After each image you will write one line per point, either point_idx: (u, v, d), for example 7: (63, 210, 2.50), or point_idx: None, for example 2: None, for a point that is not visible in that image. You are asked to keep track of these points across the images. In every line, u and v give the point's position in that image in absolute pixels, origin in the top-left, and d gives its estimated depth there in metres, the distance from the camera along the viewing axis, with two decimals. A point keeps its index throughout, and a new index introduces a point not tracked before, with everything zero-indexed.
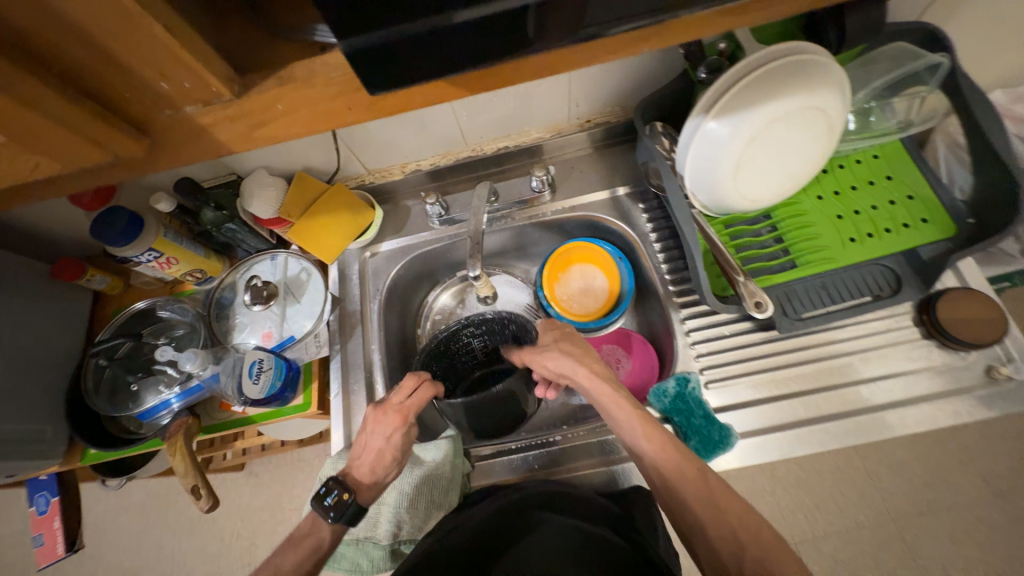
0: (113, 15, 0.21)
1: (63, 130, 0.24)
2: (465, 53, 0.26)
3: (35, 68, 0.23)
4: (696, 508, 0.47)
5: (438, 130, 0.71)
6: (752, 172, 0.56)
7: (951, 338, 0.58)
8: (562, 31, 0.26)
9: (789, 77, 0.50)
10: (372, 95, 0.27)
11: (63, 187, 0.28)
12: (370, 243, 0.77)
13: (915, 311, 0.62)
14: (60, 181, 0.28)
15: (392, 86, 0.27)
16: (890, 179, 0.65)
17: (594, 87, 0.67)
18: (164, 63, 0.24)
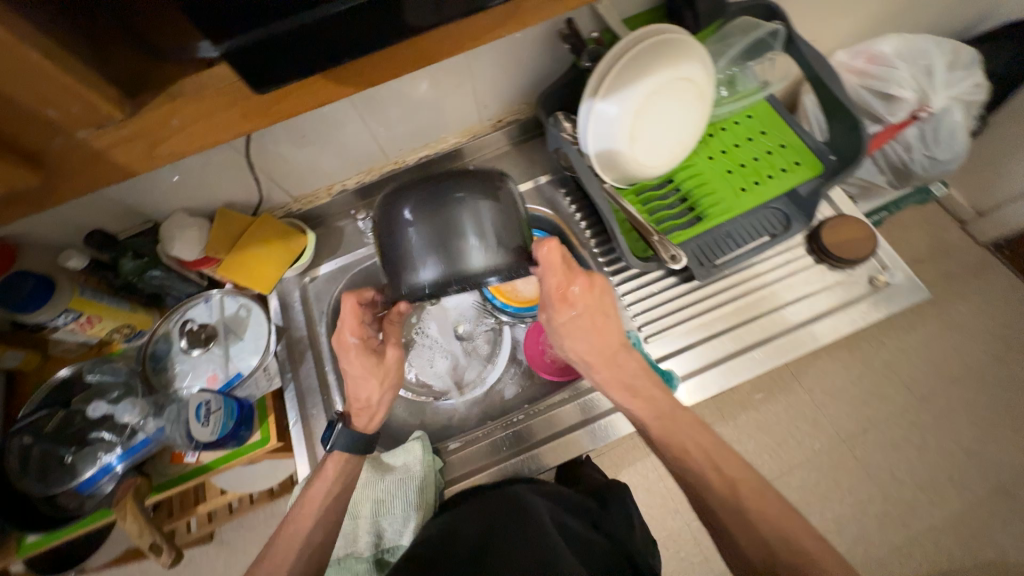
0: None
1: None
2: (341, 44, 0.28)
3: None
4: (670, 433, 0.56)
5: (357, 148, 0.73)
6: (646, 142, 0.63)
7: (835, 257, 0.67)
8: (426, 17, 0.29)
9: (656, 55, 0.57)
10: (261, 94, 0.29)
11: None
12: (308, 269, 0.77)
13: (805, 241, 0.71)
14: None
15: (279, 84, 0.29)
16: (765, 133, 0.75)
17: (497, 88, 0.72)
18: (46, 92, 0.25)
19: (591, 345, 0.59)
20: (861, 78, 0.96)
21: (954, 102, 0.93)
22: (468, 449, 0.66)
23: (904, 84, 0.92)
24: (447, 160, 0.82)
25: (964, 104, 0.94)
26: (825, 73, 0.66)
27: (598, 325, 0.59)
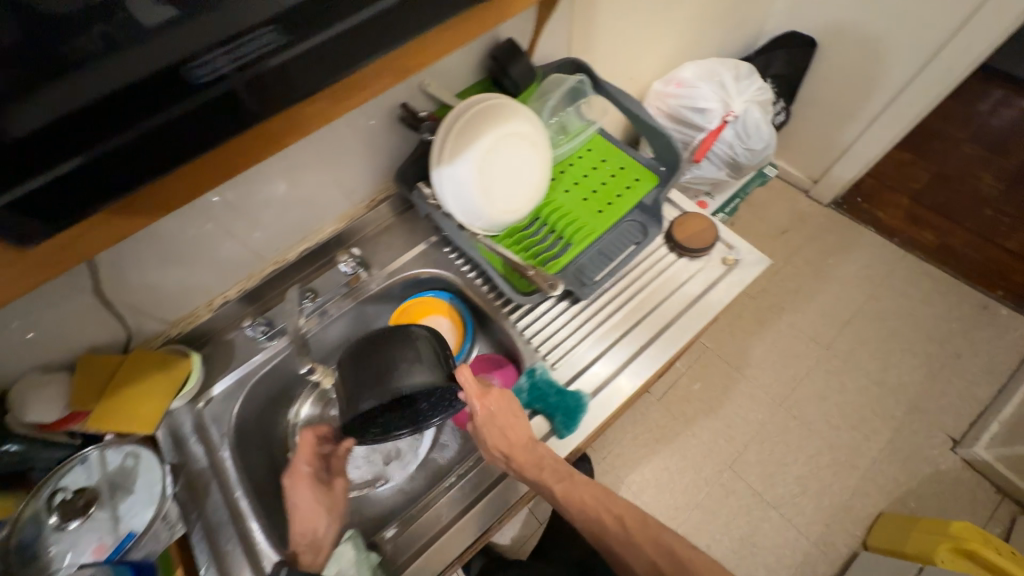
0: None
1: None
2: None
3: None
4: (584, 503, 0.64)
5: (230, 258, 0.72)
6: (500, 192, 0.70)
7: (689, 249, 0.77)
8: None
9: (481, 121, 0.66)
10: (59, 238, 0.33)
11: None
12: (200, 391, 0.72)
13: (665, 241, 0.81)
14: None
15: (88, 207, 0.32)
16: (606, 160, 0.85)
17: (359, 172, 0.77)
18: None
19: (514, 438, 0.62)
20: (676, 100, 1.15)
21: (750, 104, 1.14)
22: (408, 532, 0.63)
23: (710, 98, 1.13)
24: (331, 247, 0.83)
25: (759, 103, 1.15)
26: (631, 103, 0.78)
27: (515, 420, 0.63)
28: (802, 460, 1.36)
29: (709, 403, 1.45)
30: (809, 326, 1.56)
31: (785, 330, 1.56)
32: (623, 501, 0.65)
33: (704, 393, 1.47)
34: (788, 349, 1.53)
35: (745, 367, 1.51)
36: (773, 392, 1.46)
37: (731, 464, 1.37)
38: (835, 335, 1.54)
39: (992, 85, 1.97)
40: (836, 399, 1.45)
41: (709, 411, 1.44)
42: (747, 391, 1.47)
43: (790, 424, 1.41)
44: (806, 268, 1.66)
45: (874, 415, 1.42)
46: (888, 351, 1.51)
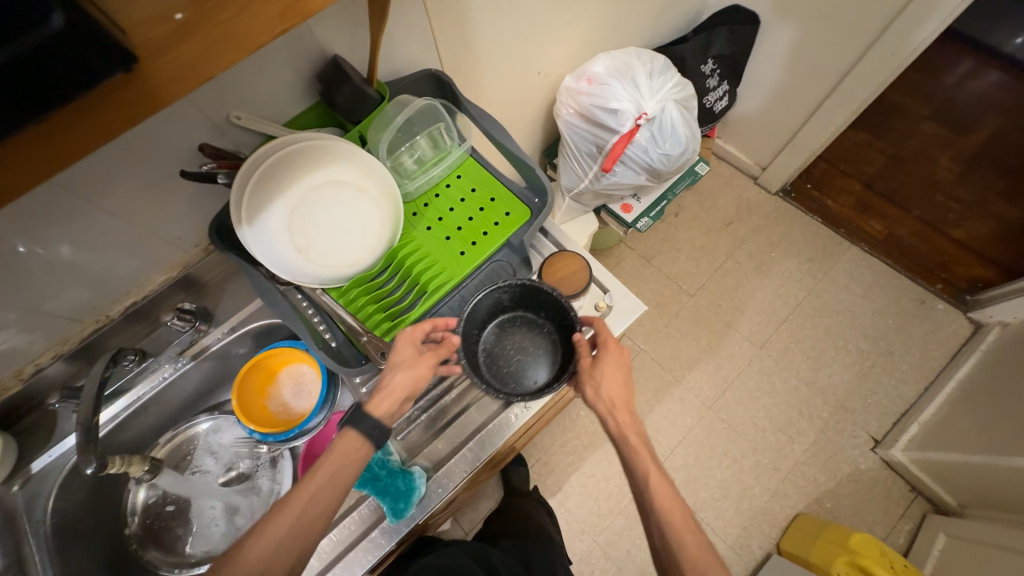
0: None
1: None
2: None
3: None
4: (668, 511, 0.60)
5: (26, 328, 0.63)
6: (325, 247, 0.61)
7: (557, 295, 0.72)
8: None
9: (284, 173, 0.57)
10: None
11: None
12: (15, 473, 0.66)
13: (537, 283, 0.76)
14: None
15: None
16: (475, 190, 0.75)
17: (177, 220, 0.66)
18: None
19: (619, 396, 0.66)
20: (588, 98, 1.02)
21: (666, 102, 1.02)
22: None
23: (622, 98, 1.01)
24: (169, 298, 0.74)
25: (678, 102, 1.04)
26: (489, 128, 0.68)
27: (611, 372, 0.66)
28: (727, 464, 1.36)
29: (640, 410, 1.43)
30: (746, 324, 1.52)
31: (721, 330, 1.51)
32: (694, 526, 0.60)
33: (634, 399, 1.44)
34: (723, 350, 1.49)
35: (678, 370, 1.47)
36: (704, 396, 1.44)
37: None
38: (771, 334, 1.50)
39: (962, 52, 1.83)
40: (765, 400, 1.43)
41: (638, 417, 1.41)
42: (677, 395, 1.44)
43: (718, 427, 1.40)
44: (747, 262, 1.59)
45: (801, 415, 1.41)
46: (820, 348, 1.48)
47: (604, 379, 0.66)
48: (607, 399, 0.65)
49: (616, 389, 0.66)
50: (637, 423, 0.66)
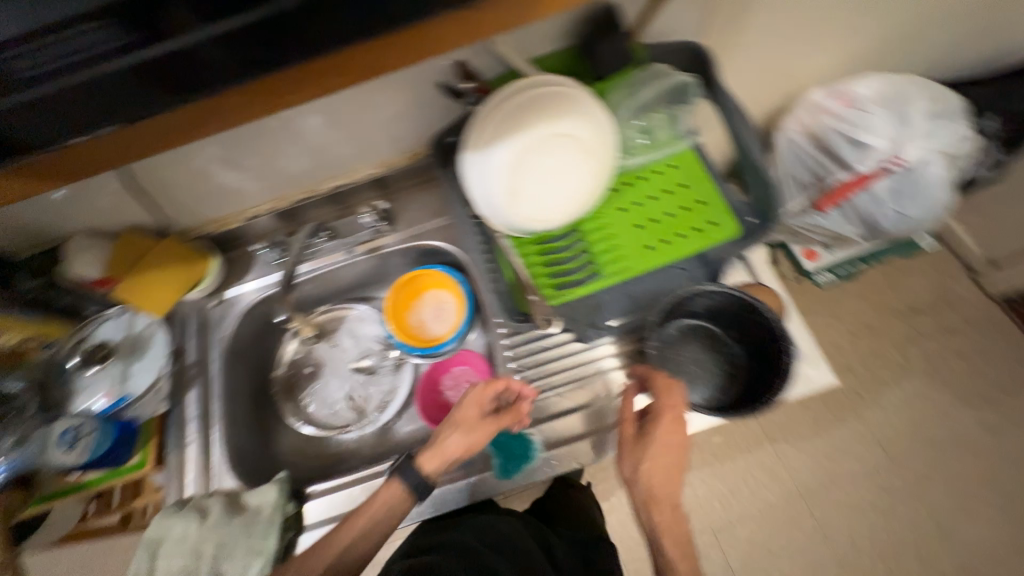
0: None
1: None
2: None
3: None
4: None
5: (262, 175, 0.73)
6: (531, 198, 0.59)
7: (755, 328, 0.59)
8: None
9: (527, 111, 0.54)
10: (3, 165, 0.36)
11: None
12: (215, 292, 0.78)
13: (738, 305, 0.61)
14: None
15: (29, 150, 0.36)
16: (685, 188, 0.68)
17: (402, 123, 0.70)
18: None
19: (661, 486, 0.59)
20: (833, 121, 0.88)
21: (933, 154, 0.84)
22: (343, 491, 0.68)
23: (877, 131, 0.85)
24: (366, 190, 0.80)
25: (947, 156, 0.85)
26: (739, 125, 0.61)
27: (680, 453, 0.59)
28: (800, 560, 1.13)
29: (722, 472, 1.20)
30: (877, 428, 1.18)
31: (869, 425, 1.18)
32: None
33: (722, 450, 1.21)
34: (854, 443, 1.18)
35: (788, 444, 1.17)
36: (807, 484, 1.16)
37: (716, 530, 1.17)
38: (940, 460, 1.15)
39: None
40: (887, 523, 1.12)
41: (719, 472, 1.19)
42: (772, 469, 1.18)
43: (815, 532, 1.13)
44: (948, 365, 1.20)
45: (921, 558, 1.11)
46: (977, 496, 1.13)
47: (647, 460, 0.57)
48: (632, 478, 0.58)
49: (672, 463, 0.59)
50: (681, 513, 0.60)
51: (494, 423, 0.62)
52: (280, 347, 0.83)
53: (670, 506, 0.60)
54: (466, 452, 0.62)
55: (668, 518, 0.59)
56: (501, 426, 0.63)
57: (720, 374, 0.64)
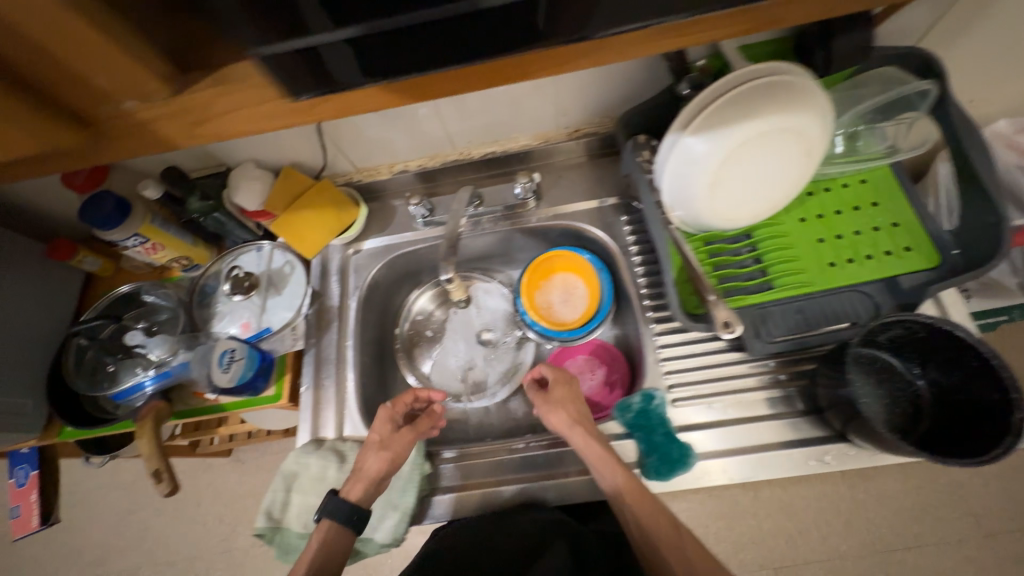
0: (73, 32, 0.24)
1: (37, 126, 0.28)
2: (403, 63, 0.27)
3: (38, 96, 0.28)
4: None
5: (427, 133, 0.72)
6: (730, 191, 0.56)
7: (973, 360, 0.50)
8: None
9: (762, 98, 0.50)
10: (290, 98, 0.30)
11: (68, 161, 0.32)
12: (354, 241, 0.78)
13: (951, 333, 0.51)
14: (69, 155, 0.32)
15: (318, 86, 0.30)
16: (876, 206, 0.64)
17: (581, 97, 0.68)
18: (109, 64, 0.26)
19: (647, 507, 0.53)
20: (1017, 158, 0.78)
21: None
22: (469, 463, 0.64)
23: None
24: (515, 160, 0.79)
25: None
26: (970, 145, 0.55)
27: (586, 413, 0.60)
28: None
29: (794, 502, 1.00)
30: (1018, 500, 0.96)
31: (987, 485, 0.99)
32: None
33: (809, 496, 1.00)
34: (931, 504, 0.97)
35: (868, 493, 0.98)
36: (877, 536, 0.97)
37: (776, 568, 0.99)
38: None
39: None
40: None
41: (788, 505, 1.00)
42: (843, 514, 0.98)
43: None
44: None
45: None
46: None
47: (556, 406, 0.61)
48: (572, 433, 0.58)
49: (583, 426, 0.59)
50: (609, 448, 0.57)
51: (406, 436, 0.61)
52: (407, 296, 0.84)
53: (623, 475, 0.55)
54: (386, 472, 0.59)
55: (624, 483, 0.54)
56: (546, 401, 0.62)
57: (899, 415, 0.55)
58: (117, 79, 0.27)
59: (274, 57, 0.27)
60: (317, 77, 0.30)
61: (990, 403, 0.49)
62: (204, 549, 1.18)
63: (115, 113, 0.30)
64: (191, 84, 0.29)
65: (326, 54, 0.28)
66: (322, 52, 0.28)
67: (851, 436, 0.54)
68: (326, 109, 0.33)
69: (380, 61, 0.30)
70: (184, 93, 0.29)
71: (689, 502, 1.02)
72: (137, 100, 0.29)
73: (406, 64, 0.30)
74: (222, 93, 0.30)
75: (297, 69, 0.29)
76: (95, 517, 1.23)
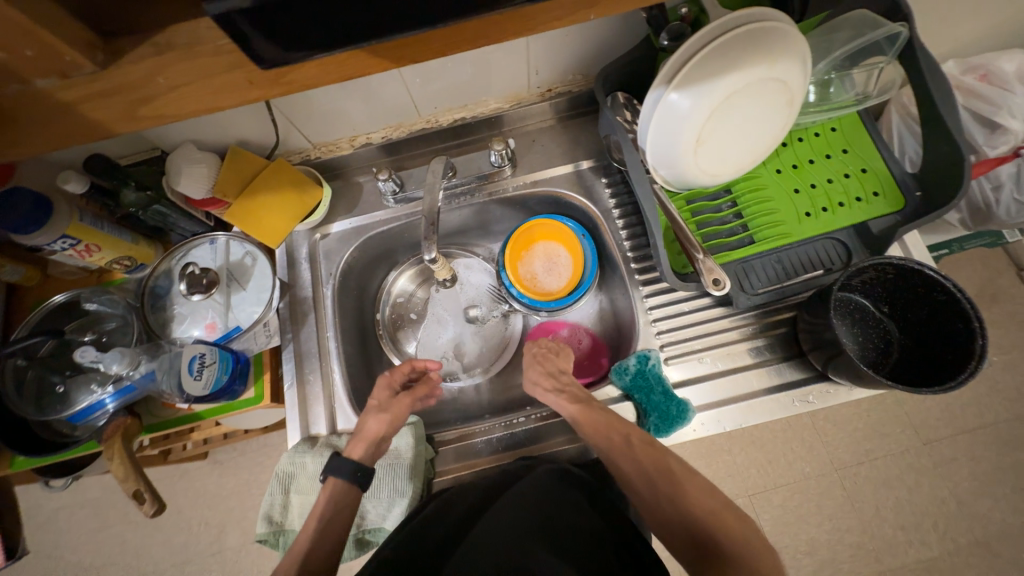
0: None
1: None
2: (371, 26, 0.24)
3: None
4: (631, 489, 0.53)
5: (387, 101, 0.65)
6: (713, 146, 0.56)
7: (934, 294, 0.54)
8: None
9: (747, 47, 0.48)
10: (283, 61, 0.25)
11: None
12: (320, 225, 0.73)
13: (916, 272, 0.54)
14: None
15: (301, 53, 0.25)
16: (846, 153, 0.66)
17: (555, 55, 0.63)
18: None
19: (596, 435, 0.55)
20: (964, 97, 0.79)
21: None
22: (461, 445, 0.64)
23: (1015, 113, 0.76)
24: (485, 126, 0.74)
25: None
26: (937, 88, 0.55)
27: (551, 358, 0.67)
28: (827, 527, 1.01)
29: (764, 435, 1.07)
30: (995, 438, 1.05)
31: None
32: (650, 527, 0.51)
33: (776, 427, 1.06)
34: (879, 421, 1.05)
35: (826, 418, 1.06)
36: (834, 456, 1.04)
37: (751, 494, 1.04)
38: (987, 444, 1.02)
39: None
40: (921, 501, 1.00)
41: (758, 439, 1.06)
42: (805, 440, 1.05)
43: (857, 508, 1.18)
44: (1006, 351, 1.07)
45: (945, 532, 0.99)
46: (1002, 486, 1.00)
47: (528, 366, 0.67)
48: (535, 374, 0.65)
49: (542, 366, 0.65)
50: (566, 379, 0.63)
51: (404, 398, 0.63)
52: (388, 278, 0.80)
53: (571, 400, 0.59)
54: (387, 430, 0.59)
55: (572, 404, 0.59)
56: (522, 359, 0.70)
57: (871, 351, 0.60)
58: (22, 47, 0.21)
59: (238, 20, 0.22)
60: (298, 39, 0.24)
61: (955, 333, 0.53)
62: (193, 554, 1.14)
63: (24, 94, 0.24)
64: (128, 52, 0.24)
65: (311, 7, 0.22)
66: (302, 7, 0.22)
67: (832, 374, 0.58)
68: (295, 78, 0.26)
69: (379, 17, 0.24)
70: (118, 63, 0.24)
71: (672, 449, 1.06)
72: (52, 75, 0.23)
73: (393, 24, 0.24)
74: (167, 60, 0.25)
75: (276, 29, 0.23)
76: (64, 538, 1.16)
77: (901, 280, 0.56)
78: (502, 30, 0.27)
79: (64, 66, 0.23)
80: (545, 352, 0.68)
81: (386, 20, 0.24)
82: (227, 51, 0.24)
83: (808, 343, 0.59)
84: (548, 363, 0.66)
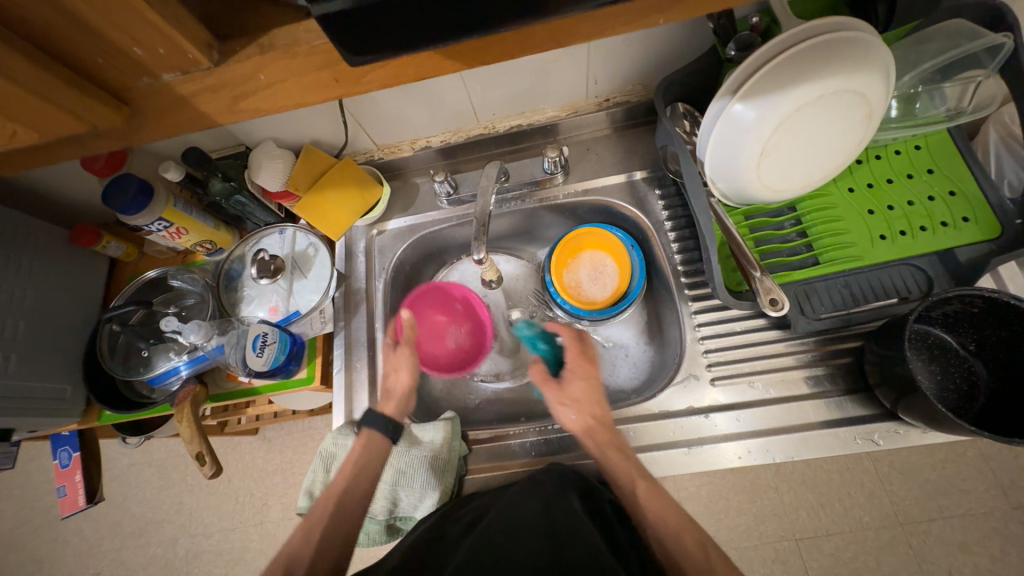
0: None
1: (64, 113, 0.26)
2: (447, 27, 0.26)
3: (55, 63, 0.26)
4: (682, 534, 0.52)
5: (449, 107, 0.68)
6: (778, 160, 0.53)
7: None
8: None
9: (824, 58, 0.46)
10: (366, 60, 0.27)
11: (84, 147, 0.30)
12: (377, 221, 0.77)
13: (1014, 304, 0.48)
14: (83, 142, 0.30)
15: (382, 52, 0.27)
16: (933, 173, 0.60)
17: (616, 65, 0.64)
18: (137, 31, 0.25)
19: (645, 492, 0.55)
20: None
21: None
22: (497, 445, 0.64)
23: None
24: (540, 134, 0.75)
25: None
26: None
27: (601, 400, 0.62)
28: None
29: (817, 476, 0.98)
30: None
31: None
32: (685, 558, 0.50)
33: (830, 468, 0.96)
34: (957, 476, 0.93)
35: (893, 465, 0.96)
36: (900, 508, 0.93)
37: (798, 538, 0.96)
38: None
39: None
40: (1005, 572, 0.88)
41: (811, 479, 0.97)
42: (867, 486, 0.96)
43: None
44: None
45: None
46: None
47: (577, 397, 0.63)
48: (587, 415, 0.61)
49: (594, 407, 0.61)
50: (623, 439, 0.59)
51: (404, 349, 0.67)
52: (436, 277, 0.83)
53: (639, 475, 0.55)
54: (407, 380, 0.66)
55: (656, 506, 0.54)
56: (562, 402, 0.63)
57: (952, 394, 0.54)
58: (154, 45, 0.26)
59: (327, 20, 0.24)
60: (382, 42, 0.26)
61: None
62: (238, 523, 1.22)
63: (153, 87, 0.28)
64: (236, 52, 0.28)
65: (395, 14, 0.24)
66: (383, 13, 0.24)
67: (902, 414, 0.53)
68: (374, 78, 0.29)
69: (457, 21, 0.25)
70: (227, 61, 0.28)
71: (712, 476, 1.01)
72: (176, 71, 0.28)
73: (467, 31, 0.26)
74: (268, 60, 0.28)
75: (364, 33, 0.25)
76: (132, 492, 1.28)
77: (987, 314, 0.50)
78: (569, 30, 0.28)
79: (187, 63, 0.27)
80: (593, 390, 0.63)
81: (457, 25, 0.26)
82: (320, 54, 0.27)
83: (874, 379, 0.55)
84: (598, 403, 0.62)
